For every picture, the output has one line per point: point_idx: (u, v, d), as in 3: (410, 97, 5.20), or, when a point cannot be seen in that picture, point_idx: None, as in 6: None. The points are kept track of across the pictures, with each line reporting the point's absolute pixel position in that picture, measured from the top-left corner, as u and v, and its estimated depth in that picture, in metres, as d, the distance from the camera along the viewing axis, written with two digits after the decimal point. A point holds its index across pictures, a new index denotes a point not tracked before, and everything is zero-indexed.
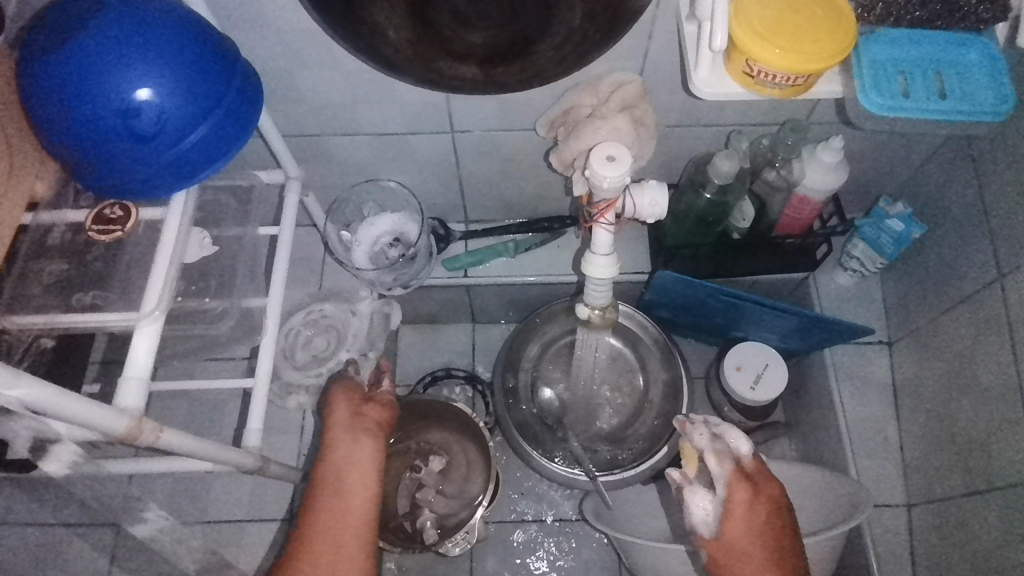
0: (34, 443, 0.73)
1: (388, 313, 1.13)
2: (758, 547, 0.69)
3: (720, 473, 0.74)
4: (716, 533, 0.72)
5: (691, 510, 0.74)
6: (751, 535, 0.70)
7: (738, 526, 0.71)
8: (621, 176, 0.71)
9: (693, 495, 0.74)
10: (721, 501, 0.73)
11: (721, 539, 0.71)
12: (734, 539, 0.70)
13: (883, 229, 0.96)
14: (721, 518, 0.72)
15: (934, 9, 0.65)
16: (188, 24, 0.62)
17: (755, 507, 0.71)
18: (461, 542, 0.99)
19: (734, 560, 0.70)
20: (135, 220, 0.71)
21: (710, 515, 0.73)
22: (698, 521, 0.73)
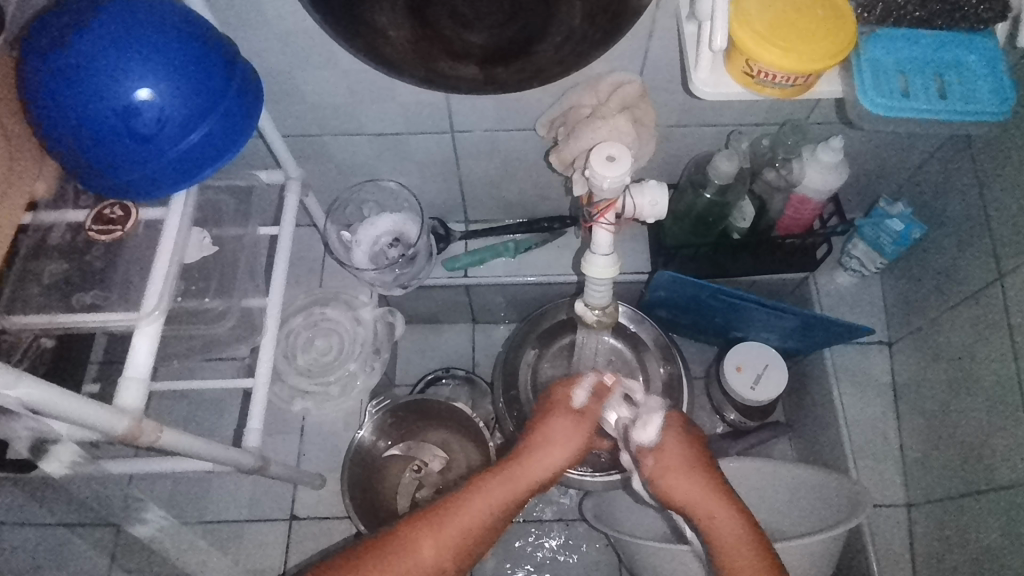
0: (33, 443, 0.73)
1: (392, 321, 1.12)
2: (689, 462, 0.72)
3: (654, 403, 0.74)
4: (652, 456, 0.72)
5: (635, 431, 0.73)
6: (683, 455, 0.72)
7: (668, 452, 0.72)
8: (621, 176, 0.71)
9: (636, 431, 0.73)
10: (659, 429, 0.73)
11: (657, 459, 0.72)
12: (670, 459, 0.72)
13: (883, 229, 0.96)
14: (654, 438, 0.72)
15: (934, 8, 0.65)
16: (190, 25, 0.62)
17: (679, 434, 0.74)
18: None
19: (673, 480, 0.71)
20: (135, 220, 0.71)
21: (645, 441, 0.72)
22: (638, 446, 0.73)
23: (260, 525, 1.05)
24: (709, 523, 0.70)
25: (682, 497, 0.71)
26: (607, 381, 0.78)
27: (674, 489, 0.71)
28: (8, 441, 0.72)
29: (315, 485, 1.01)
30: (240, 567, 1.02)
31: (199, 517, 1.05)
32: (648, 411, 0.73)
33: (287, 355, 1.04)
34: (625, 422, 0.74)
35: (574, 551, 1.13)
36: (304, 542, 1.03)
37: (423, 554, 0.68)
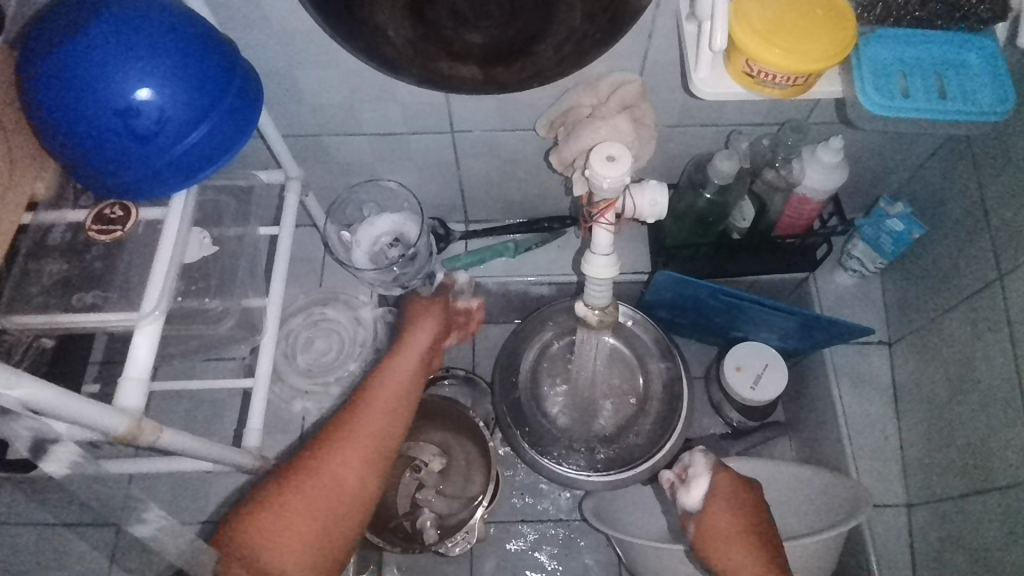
0: (33, 444, 0.73)
1: (392, 321, 1.12)
2: (740, 527, 0.73)
3: (704, 465, 0.78)
4: (696, 518, 0.76)
5: (684, 492, 0.77)
6: (732, 519, 0.74)
7: (715, 517, 0.75)
8: (621, 175, 0.71)
9: (682, 494, 0.77)
10: (709, 494, 0.76)
11: (700, 522, 0.75)
12: (717, 521, 0.74)
13: (883, 229, 0.96)
14: (703, 503, 0.76)
15: (933, 9, 0.65)
16: (190, 25, 0.62)
17: (732, 501, 0.76)
18: (461, 541, 0.99)
19: (716, 544, 0.73)
20: (135, 220, 0.71)
21: (690, 501, 0.76)
22: (686, 508, 0.77)
23: None
24: None
25: (723, 559, 0.72)
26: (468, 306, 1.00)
27: (716, 552, 0.73)
28: (9, 441, 0.72)
29: None
30: None
31: (199, 517, 1.05)
32: (695, 473, 0.77)
33: (287, 355, 1.04)
34: (672, 483, 0.79)
35: (573, 552, 1.13)
36: None
37: (338, 464, 0.73)
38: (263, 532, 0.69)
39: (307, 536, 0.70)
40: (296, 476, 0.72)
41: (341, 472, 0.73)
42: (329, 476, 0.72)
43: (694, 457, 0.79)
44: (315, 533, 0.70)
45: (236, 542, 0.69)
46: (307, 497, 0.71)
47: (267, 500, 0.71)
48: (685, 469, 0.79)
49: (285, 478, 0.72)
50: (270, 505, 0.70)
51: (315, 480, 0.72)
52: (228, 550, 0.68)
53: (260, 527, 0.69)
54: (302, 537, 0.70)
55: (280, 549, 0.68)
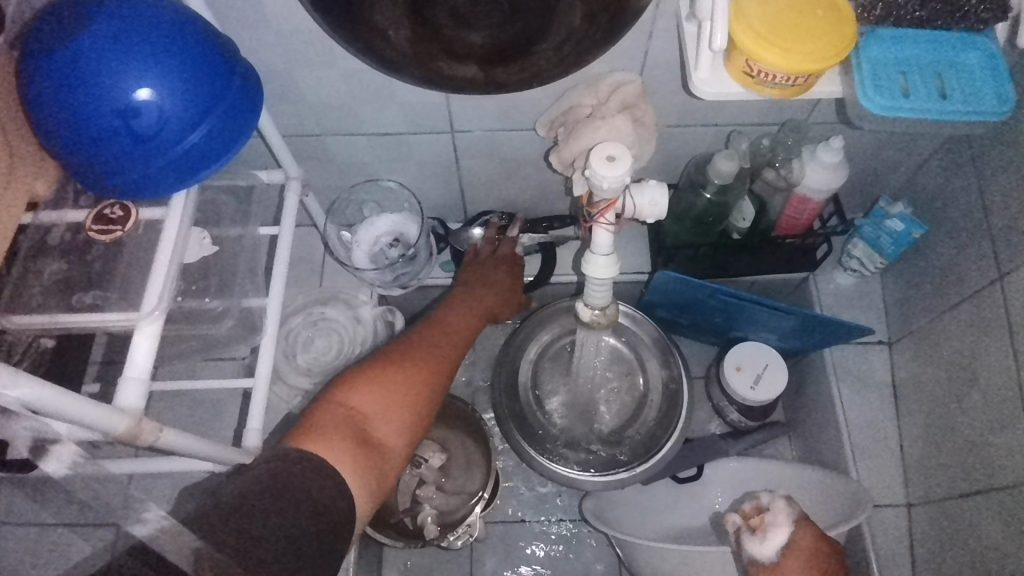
0: (32, 446, 0.72)
1: (392, 319, 1.09)
2: None
3: (785, 518, 0.81)
4: (767, 570, 0.79)
5: (754, 542, 0.81)
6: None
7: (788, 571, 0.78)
8: (620, 177, 0.71)
9: (750, 542, 0.82)
10: (784, 547, 0.80)
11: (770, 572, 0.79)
12: None
13: (883, 229, 0.96)
14: (777, 553, 0.79)
15: (934, 8, 0.65)
16: (189, 24, 0.62)
17: (811, 559, 0.77)
18: (462, 535, 1.02)
19: None
20: (135, 220, 0.71)
21: (762, 548, 0.80)
22: (753, 556, 0.81)
23: None
24: None
25: None
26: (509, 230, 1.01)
27: None
28: (7, 442, 0.72)
29: None
30: None
31: None
32: (773, 525, 0.81)
33: (287, 354, 1.05)
34: (739, 526, 0.83)
35: (574, 551, 1.13)
36: None
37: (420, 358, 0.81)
38: (356, 406, 0.72)
39: (410, 412, 0.75)
40: (383, 372, 0.76)
41: (429, 373, 0.79)
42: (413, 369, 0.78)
43: (775, 507, 0.82)
44: (411, 413, 0.74)
45: (327, 411, 0.70)
46: (409, 378, 0.77)
47: (354, 380, 0.74)
48: (762, 512, 0.83)
49: (369, 372, 0.75)
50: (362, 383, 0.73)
51: (407, 369, 0.77)
52: (324, 418, 0.69)
53: (357, 400, 0.72)
54: (390, 417, 0.73)
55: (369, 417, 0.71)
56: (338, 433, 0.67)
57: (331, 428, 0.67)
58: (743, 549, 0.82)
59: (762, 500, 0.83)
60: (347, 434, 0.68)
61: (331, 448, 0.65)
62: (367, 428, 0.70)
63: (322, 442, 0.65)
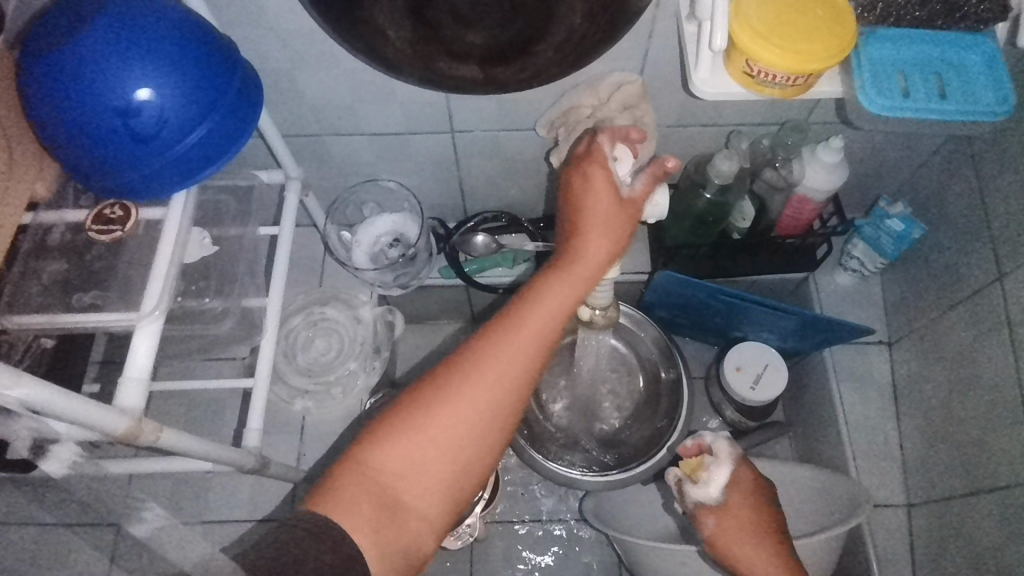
0: (32, 445, 0.72)
1: (391, 318, 1.13)
2: (756, 523, 0.77)
3: (726, 456, 0.83)
4: (714, 511, 0.79)
5: (698, 484, 0.81)
6: (745, 521, 0.78)
7: (730, 511, 0.79)
8: (623, 177, 0.70)
9: (694, 488, 0.81)
10: (724, 487, 0.81)
11: (716, 514, 0.79)
12: (732, 516, 0.78)
13: (883, 229, 0.97)
14: (721, 492, 0.80)
15: (934, 8, 0.65)
16: (189, 24, 0.62)
17: (750, 493, 0.80)
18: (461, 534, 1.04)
19: (730, 537, 0.77)
20: (135, 220, 0.71)
21: (705, 489, 0.80)
22: (696, 501, 0.81)
23: (259, 526, 1.02)
24: None
25: (744, 556, 0.75)
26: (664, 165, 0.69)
27: (734, 549, 0.76)
28: (7, 442, 0.72)
29: None
30: None
31: (200, 517, 1.02)
32: (715, 464, 0.82)
33: (287, 354, 1.03)
34: (680, 477, 0.82)
35: (573, 551, 1.12)
36: None
37: (464, 407, 0.61)
38: (388, 462, 0.59)
39: (465, 458, 0.61)
40: (426, 404, 0.61)
41: (493, 400, 0.62)
42: (468, 398, 0.61)
43: (717, 448, 0.83)
44: (467, 458, 0.61)
45: (348, 475, 0.58)
46: (461, 416, 0.61)
47: (389, 421, 0.60)
48: (699, 454, 0.84)
49: (406, 410, 0.61)
50: (401, 428, 0.60)
51: (462, 403, 0.61)
52: (341, 481, 0.57)
53: (388, 454, 0.59)
54: (431, 469, 0.60)
55: (401, 478, 0.59)
56: (355, 500, 0.56)
57: (349, 502, 0.56)
58: (686, 495, 0.81)
59: (698, 444, 0.85)
60: (368, 499, 0.57)
61: (347, 517, 0.55)
62: (395, 495, 0.58)
63: (339, 506, 0.55)
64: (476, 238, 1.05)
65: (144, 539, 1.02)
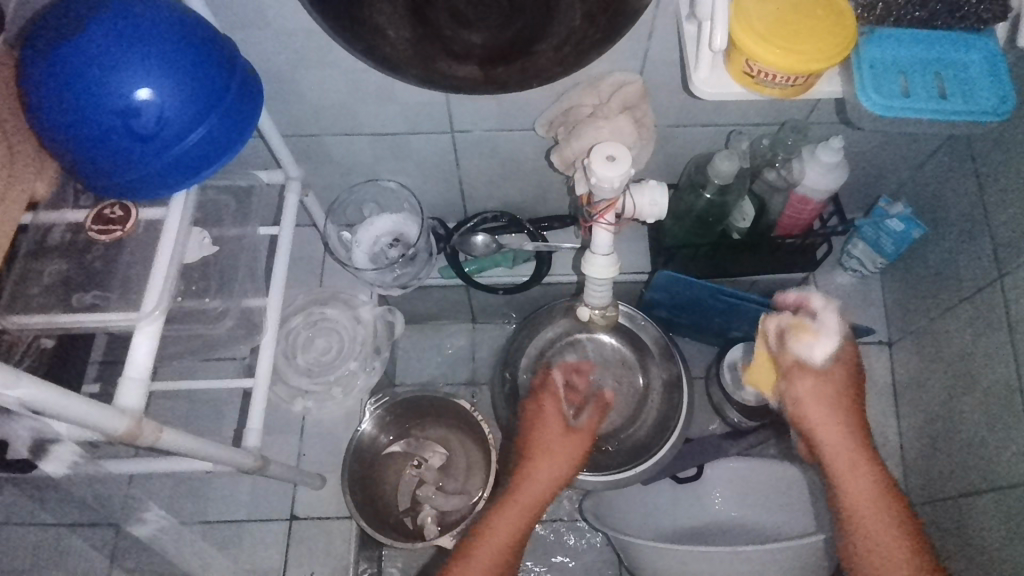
0: (32, 445, 0.72)
1: (391, 319, 1.13)
2: (850, 411, 0.72)
3: (834, 329, 0.73)
4: (814, 376, 0.72)
5: (799, 348, 0.72)
6: (838, 402, 0.72)
7: (830, 382, 0.72)
8: (619, 177, 0.71)
9: (800, 343, 0.72)
10: (833, 356, 0.72)
11: (818, 386, 0.71)
12: (825, 412, 0.71)
13: (883, 229, 0.97)
14: (830, 355, 0.72)
15: (934, 8, 0.65)
16: (190, 24, 0.63)
17: (852, 372, 0.73)
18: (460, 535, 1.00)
19: (822, 407, 0.71)
20: (134, 220, 0.71)
21: (812, 360, 0.72)
22: (800, 361, 0.72)
23: (259, 526, 1.01)
24: (865, 526, 0.69)
25: (825, 443, 0.71)
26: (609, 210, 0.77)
27: (821, 425, 0.71)
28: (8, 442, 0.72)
29: (316, 485, 1.00)
30: (240, 566, 0.99)
31: (200, 517, 1.02)
32: (824, 331, 0.72)
33: (287, 354, 1.04)
34: (783, 328, 0.73)
35: (572, 550, 1.13)
36: (304, 544, 1.00)
37: (493, 558, 0.84)
38: None
39: None
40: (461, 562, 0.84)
41: (508, 550, 0.85)
42: (493, 539, 0.85)
43: (828, 321, 0.73)
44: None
45: None
46: (488, 552, 0.84)
47: None
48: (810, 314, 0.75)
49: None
50: None
51: (493, 553, 0.85)
52: None
53: None
54: None
55: None
56: None
57: None
58: (784, 345, 0.73)
59: (810, 299, 0.75)
60: None
61: None
62: None
63: None
64: (476, 238, 1.04)
65: (144, 538, 1.02)
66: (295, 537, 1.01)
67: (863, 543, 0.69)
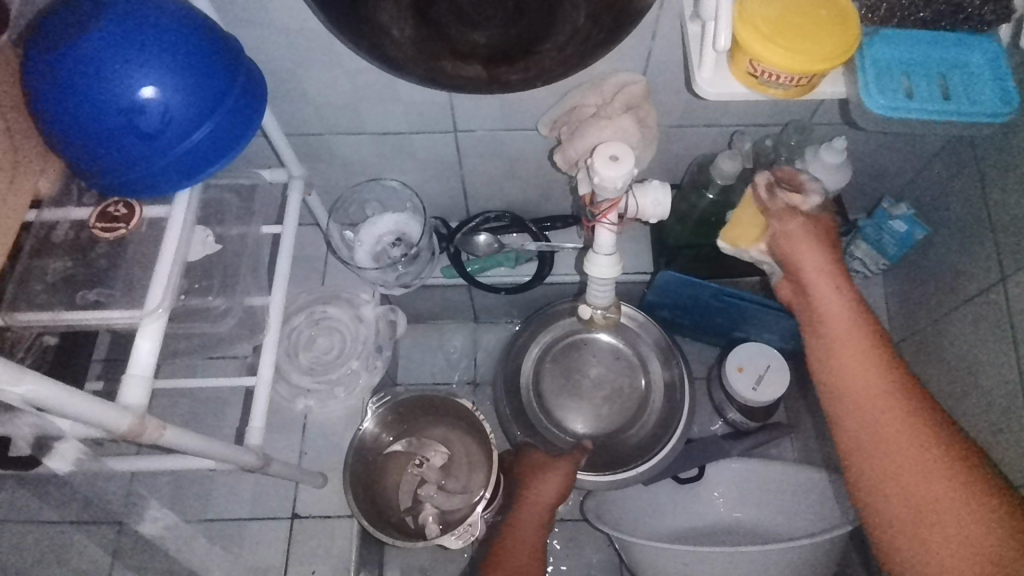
0: (36, 441, 0.72)
1: (393, 319, 1.13)
2: (833, 247, 0.71)
3: (820, 190, 0.72)
4: (804, 218, 0.71)
5: (793, 198, 0.71)
6: (826, 239, 0.71)
7: (819, 226, 0.71)
8: (621, 177, 0.70)
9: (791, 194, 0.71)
10: (819, 205, 0.72)
11: (810, 224, 0.70)
12: (809, 243, 0.71)
13: (885, 230, 0.97)
14: (815, 204, 0.71)
15: (938, 9, 0.65)
16: (197, 24, 0.63)
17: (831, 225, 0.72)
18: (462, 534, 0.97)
19: (799, 249, 0.71)
20: (139, 216, 0.70)
21: (803, 207, 0.71)
22: (786, 207, 0.71)
23: (260, 525, 1.01)
24: (843, 354, 0.70)
25: (805, 266, 0.71)
26: (604, 215, 0.77)
27: (806, 256, 0.71)
28: (10, 439, 0.72)
29: (317, 483, 1.00)
30: (242, 564, 0.99)
31: (202, 514, 1.02)
32: (812, 190, 0.71)
33: (288, 353, 1.03)
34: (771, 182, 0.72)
35: (573, 550, 1.13)
36: (306, 542, 1.00)
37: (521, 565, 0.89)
38: None
39: None
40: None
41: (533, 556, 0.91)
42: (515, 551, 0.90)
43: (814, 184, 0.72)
44: None
45: None
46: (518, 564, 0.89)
47: None
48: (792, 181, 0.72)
49: None
50: None
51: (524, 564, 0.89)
52: None
53: None
54: None
55: None
56: None
57: None
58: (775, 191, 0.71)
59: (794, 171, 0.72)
60: None
61: None
62: None
63: None
64: (477, 238, 1.05)
65: (147, 536, 1.02)
66: (296, 536, 1.00)
67: (847, 374, 0.69)
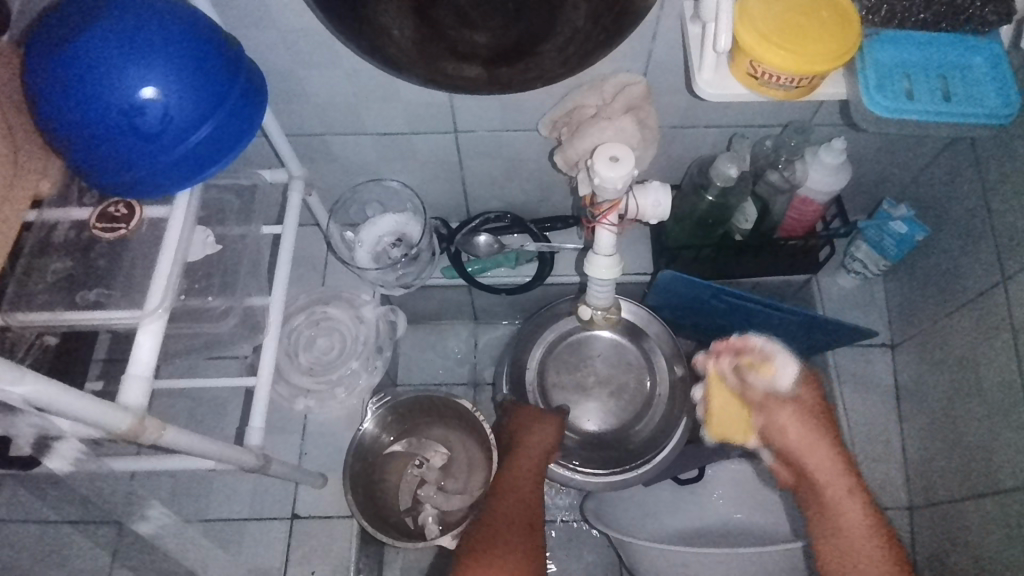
0: (36, 441, 0.72)
1: (393, 319, 1.13)
2: (817, 423, 0.76)
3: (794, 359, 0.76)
4: (789, 405, 0.76)
5: (774, 368, 0.75)
6: (813, 419, 0.76)
7: (797, 398, 0.77)
8: (621, 177, 0.70)
9: (761, 376, 0.75)
10: (795, 381, 0.77)
11: (797, 406, 0.76)
12: (794, 433, 0.76)
13: (886, 231, 0.97)
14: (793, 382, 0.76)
15: (939, 11, 0.65)
16: (196, 24, 0.63)
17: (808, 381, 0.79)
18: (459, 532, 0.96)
19: (791, 432, 0.76)
20: (139, 218, 0.71)
21: (781, 387, 0.75)
22: (766, 396, 0.76)
23: (260, 525, 1.01)
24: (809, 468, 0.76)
25: (790, 433, 0.76)
26: (605, 215, 0.77)
27: (785, 427, 0.76)
28: (10, 439, 0.72)
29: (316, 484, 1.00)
30: (242, 564, 0.99)
31: (202, 514, 1.02)
32: (785, 363, 0.75)
33: (288, 354, 1.04)
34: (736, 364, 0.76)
35: (573, 550, 1.13)
36: (306, 542, 1.00)
37: (510, 532, 0.87)
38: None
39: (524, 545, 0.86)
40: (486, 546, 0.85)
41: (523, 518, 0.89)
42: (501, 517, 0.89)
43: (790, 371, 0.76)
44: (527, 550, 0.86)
45: None
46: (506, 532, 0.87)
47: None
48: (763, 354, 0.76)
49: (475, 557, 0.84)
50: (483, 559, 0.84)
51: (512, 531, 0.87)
52: None
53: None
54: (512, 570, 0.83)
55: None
56: None
57: None
58: (744, 376, 0.76)
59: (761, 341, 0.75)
60: None
61: None
62: None
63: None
64: (477, 239, 1.05)
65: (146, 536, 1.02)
66: (296, 536, 1.00)
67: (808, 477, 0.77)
